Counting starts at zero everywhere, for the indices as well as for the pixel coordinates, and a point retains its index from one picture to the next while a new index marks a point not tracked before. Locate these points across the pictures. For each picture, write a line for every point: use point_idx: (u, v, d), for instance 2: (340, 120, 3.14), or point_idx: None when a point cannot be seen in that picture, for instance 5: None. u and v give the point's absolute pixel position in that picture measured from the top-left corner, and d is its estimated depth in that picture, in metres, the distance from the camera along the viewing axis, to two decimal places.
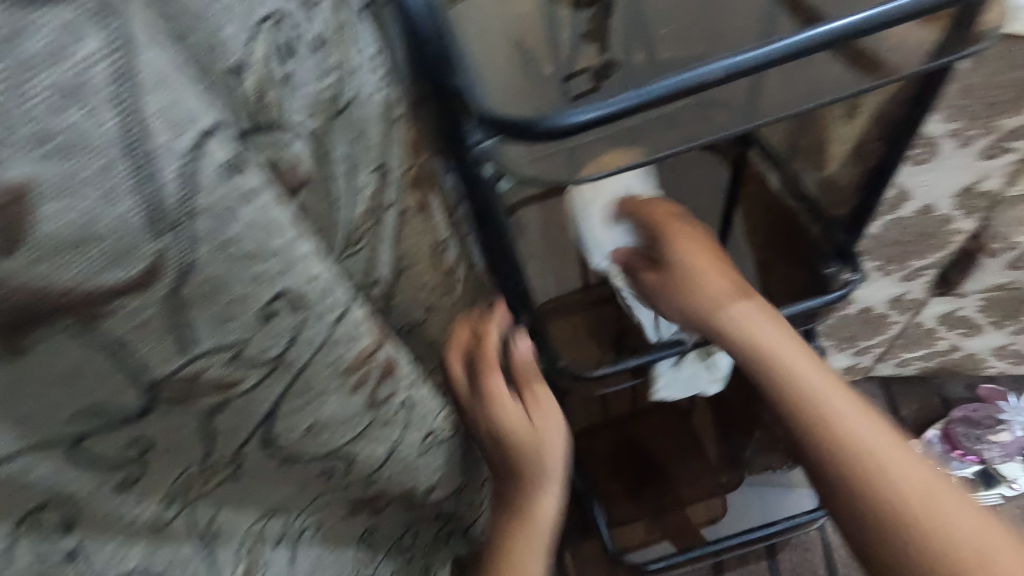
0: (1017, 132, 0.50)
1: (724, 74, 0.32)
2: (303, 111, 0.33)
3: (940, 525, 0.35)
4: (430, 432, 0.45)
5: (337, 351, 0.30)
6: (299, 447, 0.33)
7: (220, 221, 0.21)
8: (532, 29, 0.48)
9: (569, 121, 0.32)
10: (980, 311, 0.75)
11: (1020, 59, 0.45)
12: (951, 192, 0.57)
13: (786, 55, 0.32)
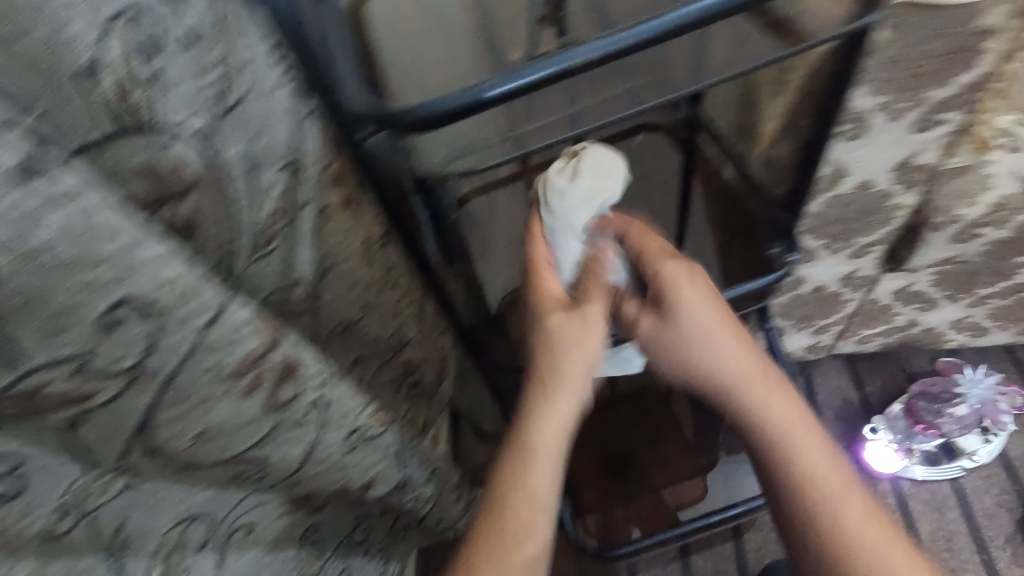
0: (945, 103, 0.49)
1: (581, 62, 0.36)
2: (181, 108, 0.33)
3: (832, 514, 0.43)
4: (355, 431, 0.45)
5: (214, 356, 0.29)
6: (194, 455, 0.32)
7: (26, 229, 0.20)
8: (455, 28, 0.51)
9: (441, 106, 0.36)
10: (933, 285, 0.75)
11: (940, 28, 0.44)
12: (888, 167, 0.56)
13: (638, 42, 0.35)
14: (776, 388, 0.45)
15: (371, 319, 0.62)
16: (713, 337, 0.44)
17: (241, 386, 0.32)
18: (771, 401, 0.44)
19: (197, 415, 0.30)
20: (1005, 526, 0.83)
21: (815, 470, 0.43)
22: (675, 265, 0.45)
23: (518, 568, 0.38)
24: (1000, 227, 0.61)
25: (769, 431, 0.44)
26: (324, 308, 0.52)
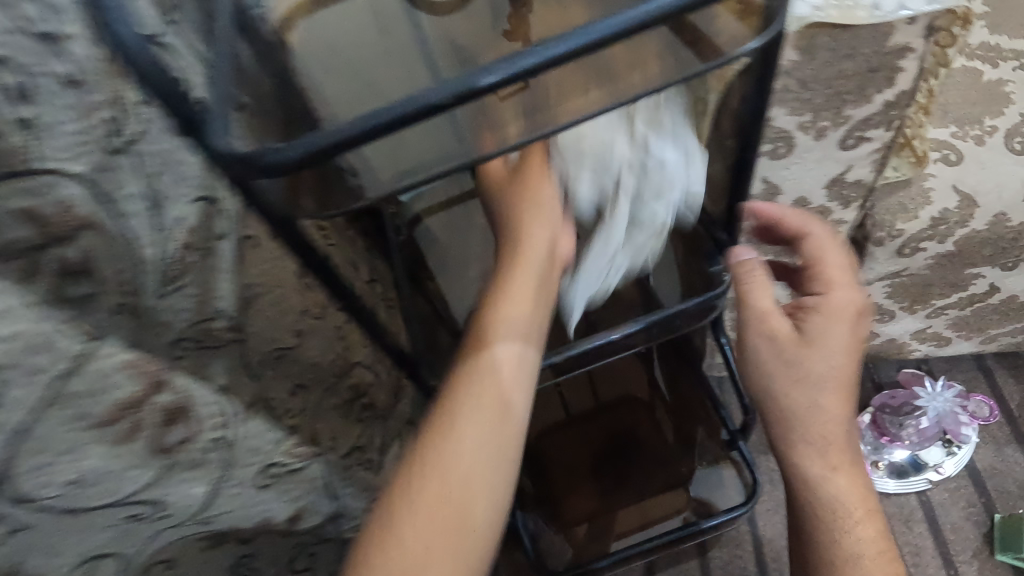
0: (868, 121, 0.49)
1: (453, 96, 0.28)
2: (67, 146, 0.33)
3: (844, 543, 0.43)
4: (266, 464, 0.46)
5: (82, 404, 0.31)
6: (74, 507, 0.31)
7: None
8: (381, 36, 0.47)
9: (278, 156, 0.28)
10: (888, 297, 0.74)
11: (851, 49, 0.43)
12: (821, 183, 0.55)
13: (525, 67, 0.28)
14: (852, 431, 0.43)
15: (309, 345, 0.62)
16: (817, 358, 0.42)
17: (118, 429, 0.33)
18: (830, 459, 0.43)
19: (68, 463, 0.30)
20: (973, 540, 0.81)
21: (838, 506, 0.43)
22: (833, 286, 0.44)
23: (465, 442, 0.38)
24: (942, 241, 0.60)
25: (807, 463, 0.43)
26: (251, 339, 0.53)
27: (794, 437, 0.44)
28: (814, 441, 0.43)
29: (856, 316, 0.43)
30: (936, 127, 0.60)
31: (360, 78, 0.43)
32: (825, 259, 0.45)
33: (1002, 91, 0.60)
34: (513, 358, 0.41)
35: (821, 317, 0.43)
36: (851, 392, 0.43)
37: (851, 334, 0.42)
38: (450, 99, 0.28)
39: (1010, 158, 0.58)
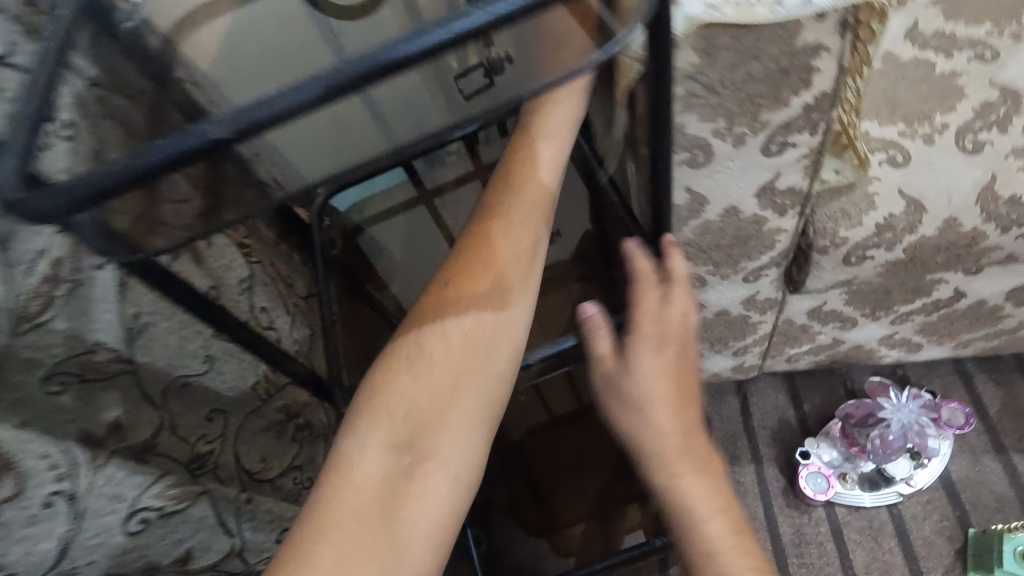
0: (789, 125, 0.45)
1: (230, 131, 0.28)
2: None
3: (707, 553, 0.41)
4: (136, 510, 0.45)
5: None
6: None
7: None
8: (279, 31, 0.50)
9: (48, 200, 0.27)
10: (847, 303, 0.70)
11: (756, 50, 0.39)
12: (751, 191, 0.51)
13: (309, 99, 0.28)
14: (699, 450, 0.42)
15: (225, 369, 0.59)
16: (638, 384, 0.42)
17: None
18: (677, 466, 0.41)
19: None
20: (945, 557, 0.77)
21: (700, 521, 0.41)
22: (651, 321, 0.43)
23: (429, 363, 0.39)
24: (891, 248, 0.56)
25: (666, 481, 0.42)
26: (145, 369, 0.49)
27: (653, 470, 0.42)
28: (659, 463, 0.42)
29: (664, 344, 0.43)
30: (883, 125, 0.55)
31: (268, 68, 0.45)
32: (642, 299, 0.44)
33: (955, 84, 0.55)
34: (521, 258, 0.43)
35: (635, 352, 0.43)
36: (688, 412, 0.42)
37: (666, 360, 0.42)
38: (222, 134, 0.28)
39: (962, 158, 0.53)
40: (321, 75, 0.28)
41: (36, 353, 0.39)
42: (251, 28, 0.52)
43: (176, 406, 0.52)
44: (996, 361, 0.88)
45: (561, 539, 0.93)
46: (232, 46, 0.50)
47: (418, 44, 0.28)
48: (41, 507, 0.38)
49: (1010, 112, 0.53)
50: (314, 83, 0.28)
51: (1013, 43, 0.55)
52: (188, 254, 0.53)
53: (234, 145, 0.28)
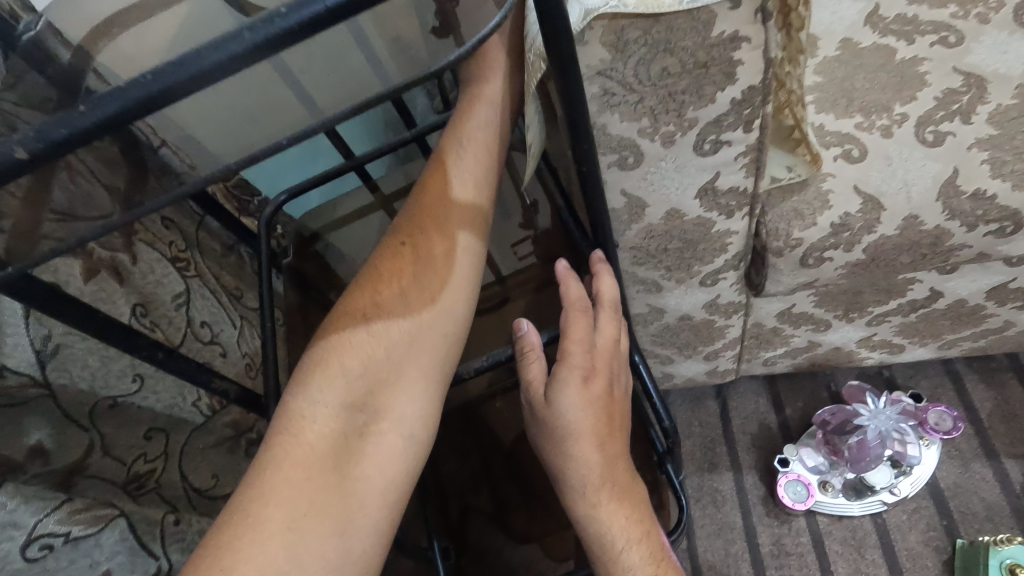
0: (719, 123, 0.42)
1: (28, 153, 0.26)
2: None
3: (617, 564, 0.45)
4: (38, 539, 0.42)
5: None
6: None
7: None
8: (191, 17, 0.46)
9: None
10: (817, 306, 0.66)
11: (669, 43, 0.37)
12: (691, 194, 0.48)
13: (115, 114, 0.26)
14: (617, 475, 0.45)
15: (161, 387, 0.57)
16: (564, 416, 0.43)
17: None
18: (597, 488, 0.44)
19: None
20: (931, 569, 0.73)
21: (611, 537, 0.45)
22: (581, 353, 0.45)
23: (379, 331, 0.40)
24: (849, 249, 0.52)
25: (585, 504, 0.45)
26: (69, 389, 0.48)
27: (574, 496, 0.45)
28: (580, 490, 0.45)
29: (590, 378, 0.44)
30: (839, 118, 0.52)
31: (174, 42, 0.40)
32: (569, 328, 0.45)
33: (916, 71, 0.51)
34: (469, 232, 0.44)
35: (563, 384, 0.43)
36: (611, 443, 0.45)
37: (588, 396, 0.44)
38: (24, 154, 0.26)
39: (921, 151, 0.49)
40: (131, 86, 0.26)
41: None
42: (160, 20, 0.48)
43: (108, 427, 0.51)
44: (987, 361, 0.83)
45: (546, 545, 0.90)
46: (143, 37, 0.46)
47: (226, 54, 0.26)
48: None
49: (974, 100, 0.49)
50: (121, 95, 0.26)
51: (979, 25, 0.51)
52: (105, 270, 0.51)
53: (41, 167, 0.27)
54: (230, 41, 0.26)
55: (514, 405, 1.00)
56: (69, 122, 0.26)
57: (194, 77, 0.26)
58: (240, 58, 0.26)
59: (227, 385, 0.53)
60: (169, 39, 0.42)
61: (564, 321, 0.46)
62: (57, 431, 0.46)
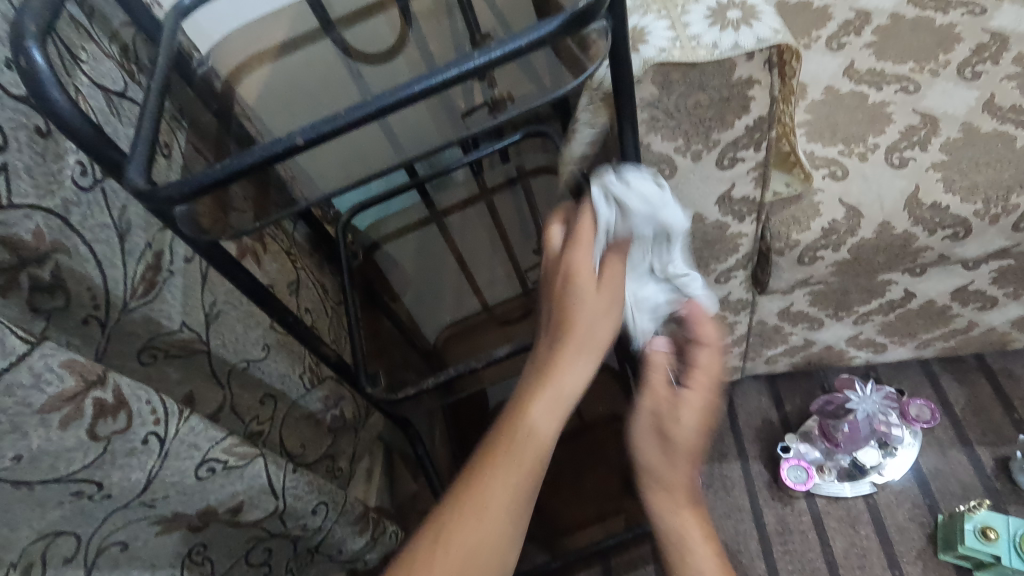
0: (736, 143, 0.55)
1: (305, 139, 0.38)
2: (32, 191, 0.48)
3: None
4: (205, 462, 0.54)
5: (25, 392, 0.40)
6: (21, 472, 0.43)
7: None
8: (317, 76, 0.65)
9: (178, 188, 0.38)
10: (812, 304, 0.79)
11: (705, 81, 0.50)
12: (711, 200, 0.61)
13: (364, 115, 0.38)
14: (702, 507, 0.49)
15: (278, 361, 0.78)
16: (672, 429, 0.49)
17: (58, 417, 0.42)
18: (676, 506, 0.48)
19: (9, 440, 0.41)
20: (917, 541, 0.83)
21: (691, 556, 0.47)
22: (708, 383, 0.50)
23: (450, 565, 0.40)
24: (837, 249, 0.65)
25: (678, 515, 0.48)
26: (217, 349, 0.68)
27: (666, 508, 0.48)
28: (673, 502, 0.48)
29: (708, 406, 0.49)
30: (825, 146, 0.65)
31: (313, 104, 0.60)
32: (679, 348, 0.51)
33: (885, 111, 0.66)
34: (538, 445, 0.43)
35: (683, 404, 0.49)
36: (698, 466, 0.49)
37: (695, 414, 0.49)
38: (299, 143, 0.38)
39: (890, 172, 0.63)
40: (377, 99, 0.39)
41: (134, 326, 0.57)
42: (294, 72, 0.67)
43: (236, 385, 0.70)
44: (960, 363, 0.95)
45: (563, 546, 0.97)
46: (280, 83, 0.66)
47: (442, 78, 0.38)
48: (140, 441, 0.48)
49: (929, 134, 0.64)
50: (372, 103, 0.39)
51: (932, 77, 0.66)
52: (251, 255, 0.65)
53: (304, 152, 0.39)
54: (446, 70, 0.38)
55: None
56: (332, 120, 0.38)
57: (419, 92, 0.38)
58: (450, 81, 0.38)
59: (328, 352, 0.65)
60: (305, 97, 0.62)
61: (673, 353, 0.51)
62: (206, 382, 0.66)
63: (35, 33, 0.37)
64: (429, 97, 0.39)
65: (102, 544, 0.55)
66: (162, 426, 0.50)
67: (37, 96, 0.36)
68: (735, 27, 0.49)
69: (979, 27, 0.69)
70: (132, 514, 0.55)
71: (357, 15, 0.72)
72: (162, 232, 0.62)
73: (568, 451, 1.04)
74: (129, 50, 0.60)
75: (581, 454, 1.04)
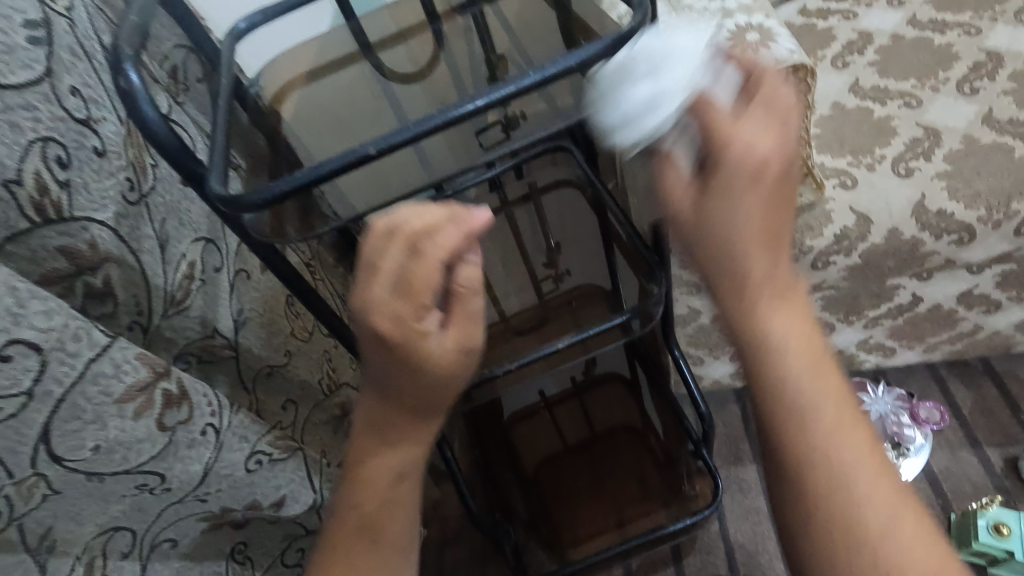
0: None
1: (376, 149, 0.42)
2: (95, 205, 0.49)
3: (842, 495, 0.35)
4: (253, 453, 0.57)
5: (107, 382, 0.42)
6: (96, 463, 0.45)
7: (78, 361, 0.40)
8: (353, 97, 0.70)
9: (263, 194, 0.41)
10: (824, 309, 0.82)
11: None
12: None
13: (430, 128, 0.41)
14: (816, 352, 0.38)
15: (302, 365, 0.81)
16: (768, 342, 0.37)
17: (133, 407, 0.44)
18: (800, 358, 0.38)
19: (91, 430, 0.43)
20: None
21: (801, 412, 0.37)
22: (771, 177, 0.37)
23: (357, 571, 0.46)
24: (849, 254, 0.69)
25: (818, 439, 0.36)
26: (245, 354, 0.69)
27: (760, 355, 0.38)
28: (764, 350, 0.38)
29: (760, 177, 0.37)
30: (834, 157, 0.69)
31: (352, 124, 0.65)
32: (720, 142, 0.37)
33: (890, 125, 0.70)
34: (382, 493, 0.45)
35: (728, 185, 0.37)
36: (827, 374, 0.38)
37: (797, 313, 0.38)
38: (373, 152, 0.42)
39: (897, 181, 0.67)
40: (442, 113, 0.42)
41: (181, 326, 0.59)
42: (332, 93, 0.71)
43: (262, 390, 0.72)
44: (966, 366, 0.98)
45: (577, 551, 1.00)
46: (318, 102, 0.70)
47: (502, 94, 0.41)
48: (199, 433, 0.51)
49: (932, 145, 0.68)
50: (438, 116, 0.42)
51: (933, 92, 0.71)
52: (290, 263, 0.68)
53: (376, 160, 0.42)
54: (505, 85, 0.42)
55: (540, 432, 1.09)
56: (402, 131, 0.42)
57: (479, 107, 0.41)
58: (508, 95, 0.41)
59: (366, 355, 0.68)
60: (342, 117, 0.67)
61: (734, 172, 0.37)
62: (235, 389, 0.66)
63: (129, 55, 0.41)
64: (486, 111, 0.42)
65: (155, 540, 0.56)
66: (218, 417, 0.52)
67: (133, 114, 0.40)
68: (754, 48, 0.53)
69: (975, 46, 0.73)
70: (183, 510, 0.56)
71: (390, 41, 0.77)
72: (196, 244, 0.63)
73: (580, 460, 1.06)
74: (179, 70, 0.64)
75: (592, 462, 1.06)
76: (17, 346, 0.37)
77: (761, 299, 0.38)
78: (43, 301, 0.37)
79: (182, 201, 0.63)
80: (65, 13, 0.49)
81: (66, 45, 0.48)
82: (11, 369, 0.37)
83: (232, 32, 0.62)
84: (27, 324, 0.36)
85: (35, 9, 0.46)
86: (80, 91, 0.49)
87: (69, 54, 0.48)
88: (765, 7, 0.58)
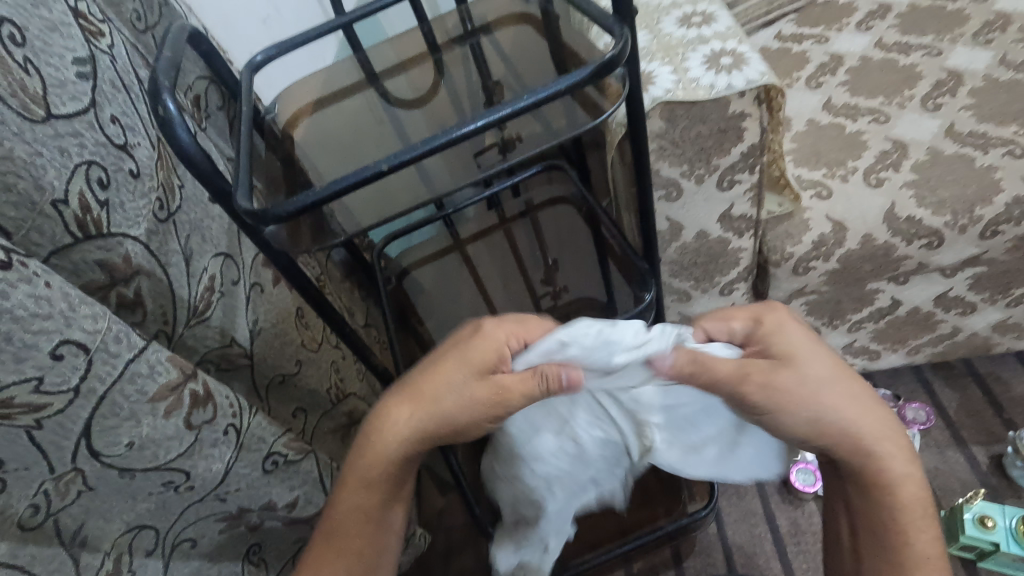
0: (733, 168, 0.64)
1: (389, 166, 0.46)
2: (131, 222, 0.53)
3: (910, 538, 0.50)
4: (269, 453, 0.61)
5: (142, 381, 0.46)
6: (130, 458, 0.48)
7: (117, 362, 0.44)
8: (361, 123, 0.75)
9: (287, 207, 0.45)
10: (808, 314, 0.86)
11: (707, 115, 0.59)
12: (714, 218, 0.70)
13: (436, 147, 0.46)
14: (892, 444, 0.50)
15: (313, 374, 0.85)
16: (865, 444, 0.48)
17: (163, 406, 0.48)
18: (887, 449, 0.49)
19: (127, 427, 0.46)
20: None
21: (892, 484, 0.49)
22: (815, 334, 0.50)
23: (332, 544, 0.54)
24: (827, 259, 0.73)
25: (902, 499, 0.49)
26: (259, 364, 0.73)
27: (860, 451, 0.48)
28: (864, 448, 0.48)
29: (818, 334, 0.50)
30: (811, 170, 0.74)
31: (362, 146, 0.70)
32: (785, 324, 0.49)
33: (860, 139, 0.75)
34: (371, 474, 0.51)
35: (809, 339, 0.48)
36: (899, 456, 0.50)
37: (895, 444, 0.49)
38: (386, 169, 0.46)
39: (869, 191, 0.72)
40: (446, 133, 0.46)
41: (202, 335, 0.62)
42: (342, 119, 0.76)
43: (274, 398, 0.75)
44: (951, 369, 1.02)
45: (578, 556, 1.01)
46: (328, 128, 0.75)
47: (499, 114, 0.46)
48: (222, 432, 0.54)
49: (900, 157, 0.73)
50: (443, 136, 0.46)
51: (899, 108, 0.76)
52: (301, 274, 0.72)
53: (389, 175, 0.47)
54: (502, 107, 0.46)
55: None
56: (412, 150, 0.46)
57: (479, 126, 0.46)
58: (504, 115, 0.46)
59: (374, 361, 0.72)
60: (351, 141, 0.72)
61: (805, 330, 0.50)
62: (250, 394, 0.70)
63: (167, 86, 0.46)
64: (485, 130, 0.47)
65: (176, 539, 0.59)
66: (238, 417, 0.56)
67: (170, 138, 0.44)
68: (728, 71, 0.58)
69: (937, 65, 0.79)
70: (203, 510, 0.59)
71: (395, 70, 0.83)
72: (216, 259, 0.68)
73: None
74: (202, 99, 0.69)
75: None
76: (67, 346, 0.40)
77: (877, 443, 0.48)
78: (89, 304, 0.41)
79: (203, 219, 0.67)
80: (108, 50, 0.55)
81: (107, 79, 0.53)
82: (60, 368, 0.40)
83: (250, 64, 0.67)
84: (76, 325, 0.40)
85: (83, 47, 0.50)
86: (119, 120, 0.54)
87: (109, 87, 0.53)
88: (738, 33, 0.64)
